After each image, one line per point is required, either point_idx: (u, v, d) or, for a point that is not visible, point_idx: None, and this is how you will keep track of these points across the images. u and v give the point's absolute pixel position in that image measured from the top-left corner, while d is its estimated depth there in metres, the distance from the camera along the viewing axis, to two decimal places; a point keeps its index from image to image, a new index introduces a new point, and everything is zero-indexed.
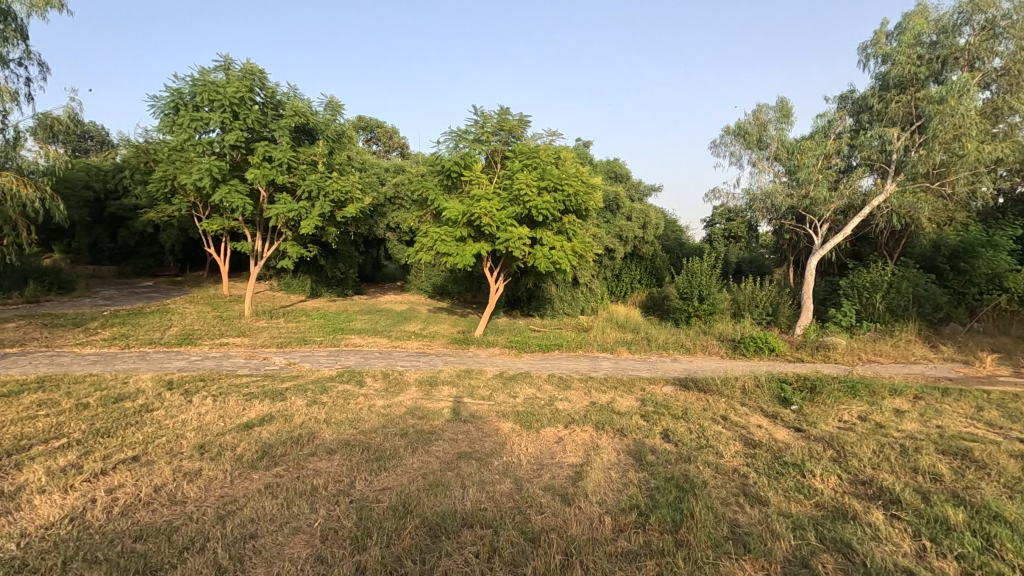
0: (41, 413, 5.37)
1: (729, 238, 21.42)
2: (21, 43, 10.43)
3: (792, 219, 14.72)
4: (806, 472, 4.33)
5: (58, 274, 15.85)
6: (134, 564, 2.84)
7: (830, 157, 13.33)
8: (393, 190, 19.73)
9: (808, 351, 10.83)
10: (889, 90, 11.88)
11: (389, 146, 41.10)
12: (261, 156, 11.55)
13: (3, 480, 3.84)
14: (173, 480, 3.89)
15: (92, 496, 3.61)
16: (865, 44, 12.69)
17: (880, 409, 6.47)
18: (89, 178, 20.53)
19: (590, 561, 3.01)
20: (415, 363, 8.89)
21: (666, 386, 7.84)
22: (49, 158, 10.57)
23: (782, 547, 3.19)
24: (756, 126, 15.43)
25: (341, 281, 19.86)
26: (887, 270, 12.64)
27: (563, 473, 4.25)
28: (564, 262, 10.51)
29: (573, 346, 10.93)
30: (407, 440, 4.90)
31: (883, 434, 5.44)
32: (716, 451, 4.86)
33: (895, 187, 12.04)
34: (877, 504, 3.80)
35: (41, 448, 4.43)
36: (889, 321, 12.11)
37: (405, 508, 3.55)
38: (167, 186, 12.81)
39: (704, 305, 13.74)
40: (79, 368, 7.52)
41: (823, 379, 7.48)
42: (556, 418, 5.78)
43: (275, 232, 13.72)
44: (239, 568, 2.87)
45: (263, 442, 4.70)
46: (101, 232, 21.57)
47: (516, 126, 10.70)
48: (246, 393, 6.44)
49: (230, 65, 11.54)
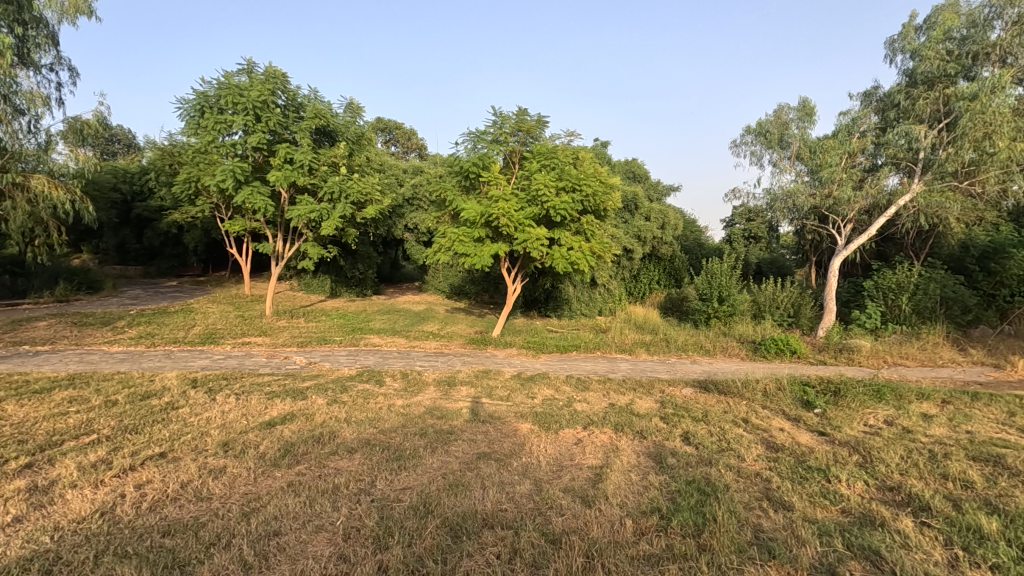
0: (71, 409, 5.50)
1: (750, 238, 21.20)
2: (52, 49, 10.75)
3: (814, 220, 14.48)
4: (831, 477, 4.25)
5: (87, 274, 16.24)
6: (163, 558, 2.90)
7: (855, 156, 12.94)
8: (411, 190, 19.92)
9: (831, 354, 10.63)
10: (917, 87, 11.67)
11: (407, 147, 41.41)
12: (282, 158, 11.68)
13: (36, 474, 3.94)
14: (199, 477, 3.96)
15: (121, 491, 3.70)
16: (892, 38, 12.45)
17: (907, 413, 6.33)
18: (116, 181, 21.01)
19: (613, 564, 3.00)
20: (434, 363, 8.94)
21: (685, 388, 7.78)
22: (78, 161, 10.87)
23: (808, 553, 3.14)
24: (777, 126, 15.57)
25: (360, 282, 20.07)
26: (914, 270, 12.35)
27: (582, 475, 4.24)
28: (582, 262, 10.46)
29: (591, 347, 10.91)
30: (426, 440, 4.92)
31: (910, 439, 5.32)
32: (738, 454, 4.80)
33: (921, 186, 11.71)
34: (906, 511, 3.71)
35: (72, 444, 4.55)
36: (915, 323, 11.85)
37: (425, 507, 3.57)
38: (190, 187, 13.01)
39: (723, 306, 13.58)
40: (107, 366, 7.69)
41: (848, 382, 7.39)
42: (575, 419, 5.77)
43: (295, 232, 13.85)
44: (265, 565, 2.91)
45: (285, 440, 4.76)
46: (127, 233, 22.10)
47: (535, 127, 10.69)
48: (268, 391, 6.52)
49: (253, 68, 11.71)
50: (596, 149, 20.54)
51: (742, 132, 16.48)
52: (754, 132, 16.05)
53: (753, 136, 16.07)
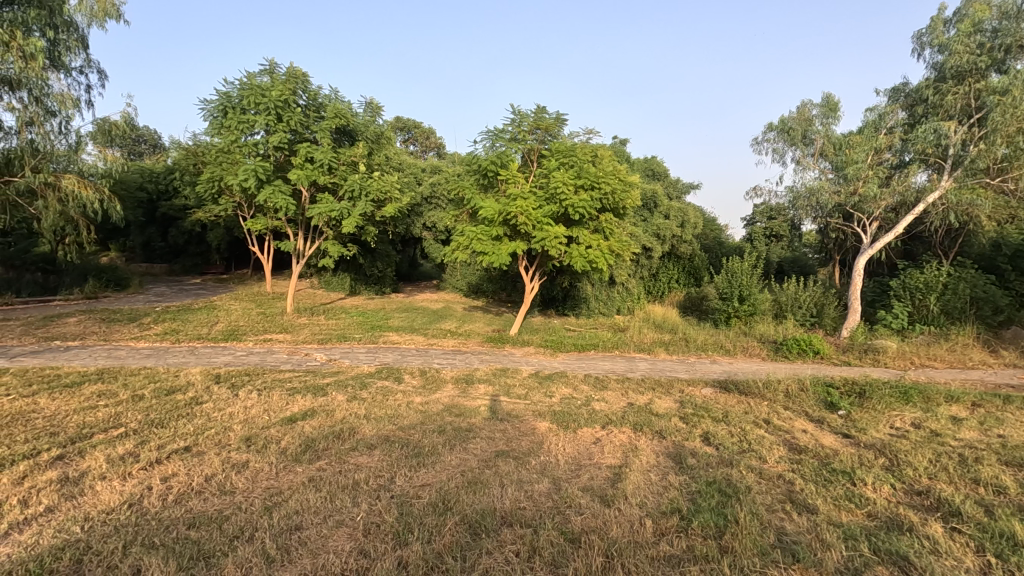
0: (100, 403, 5.65)
1: (771, 237, 20.92)
2: (82, 52, 11.02)
3: (839, 218, 14.15)
4: (857, 480, 4.16)
5: (114, 272, 16.66)
6: (189, 550, 2.95)
7: (881, 153, 12.75)
8: (430, 189, 20.06)
9: (856, 355, 10.41)
10: (945, 81, 11.31)
11: (426, 147, 41.80)
12: (303, 157, 11.84)
13: (67, 466, 4.05)
14: (223, 470, 4.03)
15: (148, 483, 3.78)
16: (920, 32, 12.14)
17: (936, 416, 6.15)
18: (142, 180, 21.55)
19: (633, 564, 2.98)
20: (452, 361, 8.95)
21: (705, 388, 7.70)
22: (106, 161, 11.17)
23: (833, 557, 3.08)
24: (799, 122, 15.25)
25: (379, 280, 20.24)
26: (943, 270, 12.03)
27: (601, 475, 4.21)
28: (601, 261, 10.40)
29: (609, 347, 10.81)
30: (445, 437, 4.94)
31: (939, 443, 5.19)
32: (760, 455, 4.73)
33: (952, 183, 11.37)
34: (935, 516, 3.62)
35: (101, 437, 4.66)
36: (944, 323, 11.53)
37: (444, 504, 3.58)
38: (214, 186, 13.24)
39: (744, 306, 13.39)
40: (134, 361, 7.87)
41: (874, 384, 7.23)
42: (594, 419, 5.72)
43: (316, 231, 14.03)
44: (287, 559, 2.94)
45: (306, 436, 4.83)
46: (153, 231, 22.64)
47: (553, 125, 10.68)
48: (289, 388, 6.62)
49: (274, 68, 11.89)
50: (615, 146, 20.42)
51: (764, 129, 16.21)
52: (776, 129, 15.82)
53: (776, 133, 15.85)
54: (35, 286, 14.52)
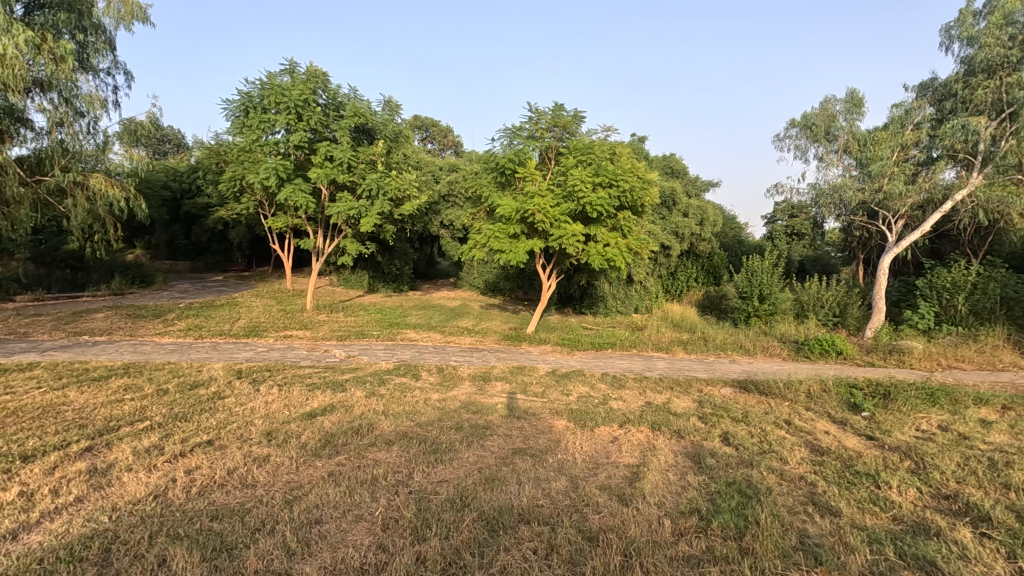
0: (126, 397, 5.78)
1: (793, 235, 20.59)
2: (109, 54, 11.27)
3: (864, 216, 13.85)
4: (881, 483, 4.08)
5: (139, 269, 17.04)
6: (212, 542, 3.01)
7: (908, 149, 12.51)
8: (447, 187, 20.14)
9: (880, 355, 10.23)
10: (976, 75, 10.99)
11: (444, 146, 41.93)
12: (323, 155, 11.97)
13: (95, 457, 4.16)
14: (244, 464, 4.10)
15: (172, 475, 3.86)
16: (949, 25, 11.83)
17: (964, 419, 6.01)
18: (166, 179, 22.01)
19: (651, 564, 2.96)
20: (469, 359, 8.97)
21: (724, 387, 7.62)
22: (132, 160, 11.48)
23: (858, 561, 3.02)
24: (823, 118, 14.96)
25: (396, 278, 20.38)
26: (972, 270, 11.72)
27: (619, 474, 4.18)
28: (619, 259, 10.31)
29: (627, 346, 10.71)
30: (462, 434, 4.96)
31: (968, 446, 5.05)
32: (780, 457, 4.65)
33: (981, 180, 11.07)
34: (963, 521, 3.53)
35: (126, 430, 4.76)
36: (973, 324, 11.25)
37: (462, 501, 3.60)
38: (235, 185, 13.45)
39: (764, 305, 13.18)
40: (158, 356, 8.04)
41: (899, 385, 7.07)
42: (611, 417, 5.70)
43: (335, 229, 14.16)
44: (307, 552, 2.98)
45: (326, 431, 4.89)
46: (176, 229, 23.18)
47: (571, 122, 10.61)
48: (309, 384, 6.70)
49: (294, 68, 12.03)
50: (634, 144, 20.29)
51: (787, 125, 15.94)
52: (799, 125, 15.55)
53: (798, 129, 15.58)
54: (64, 283, 14.92)
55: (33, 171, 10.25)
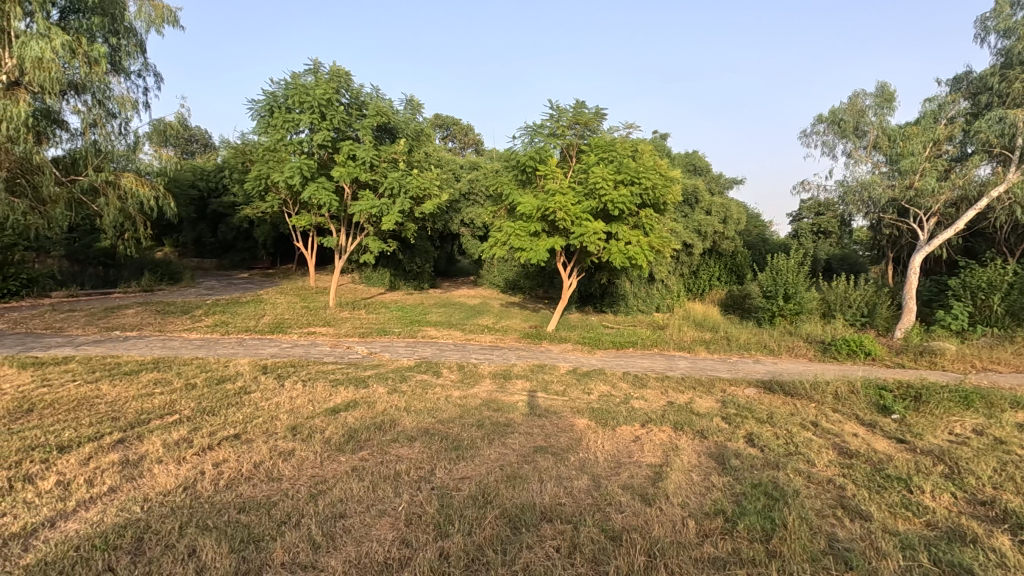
0: (157, 390, 5.93)
1: (819, 233, 20.15)
2: (140, 56, 11.54)
3: (894, 213, 13.50)
4: (913, 487, 3.96)
5: (168, 267, 17.47)
6: (240, 533, 3.07)
7: (940, 144, 12.17)
8: (468, 185, 20.20)
9: (910, 355, 9.99)
10: (1013, 68, 10.64)
11: (465, 143, 42.07)
12: (346, 154, 12.11)
13: (127, 449, 4.27)
14: (270, 458, 4.17)
15: (201, 468, 3.94)
16: (984, 16, 11.43)
17: (999, 422, 5.82)
18: (193, 179, 22.49)
19: (676, 564, 2.93)
20: (489, 357, 8.99)
21: (748, 388, 7.49)
22: (161, 160, 11.78)
23: (889, 566, 2.95)
24: (851, 113, 14.60)
25: (417, 276, 20.53)
26: (1009, 269, 11.34)
27: (641, 473, 4.15)
28: (641, 257, 10.18)
29: (648, 345, 10.61)
30: (484, 431, 4.97)
31: (1004, 451, 4.88)
32: (808, 459, 4.56)
33: (1018, 175, 10.70)
34: (1001, 528, 3.41)
35: (157, 423, 4.89)
36: (1008, 325, 10.90)
37: (484, 498, 3.60)
38: (261, 184, 13.68)
39: (789, 305, 12.92)
40: (186, 351, 8.24)
41: (931, 386, 6.88)
42: (633, 417, 5.64)
43: (358, 227, 14.31)
44: (332, 545, 3.02)
45: (349, 426, 4.95)
46: (203, 228, 23.72)
47: (592, 120, 10.54)
48: (332, 379, 6.79)
49: (318, 68, 12.20)
50: (656, 142, 20.08)
51: (813, 122, 15.62)
52: (827, 120, 15.21)
53: (826, 125, 15.24)
54: (96, 279, 15.37)
55: (68, 171, 10.51)
